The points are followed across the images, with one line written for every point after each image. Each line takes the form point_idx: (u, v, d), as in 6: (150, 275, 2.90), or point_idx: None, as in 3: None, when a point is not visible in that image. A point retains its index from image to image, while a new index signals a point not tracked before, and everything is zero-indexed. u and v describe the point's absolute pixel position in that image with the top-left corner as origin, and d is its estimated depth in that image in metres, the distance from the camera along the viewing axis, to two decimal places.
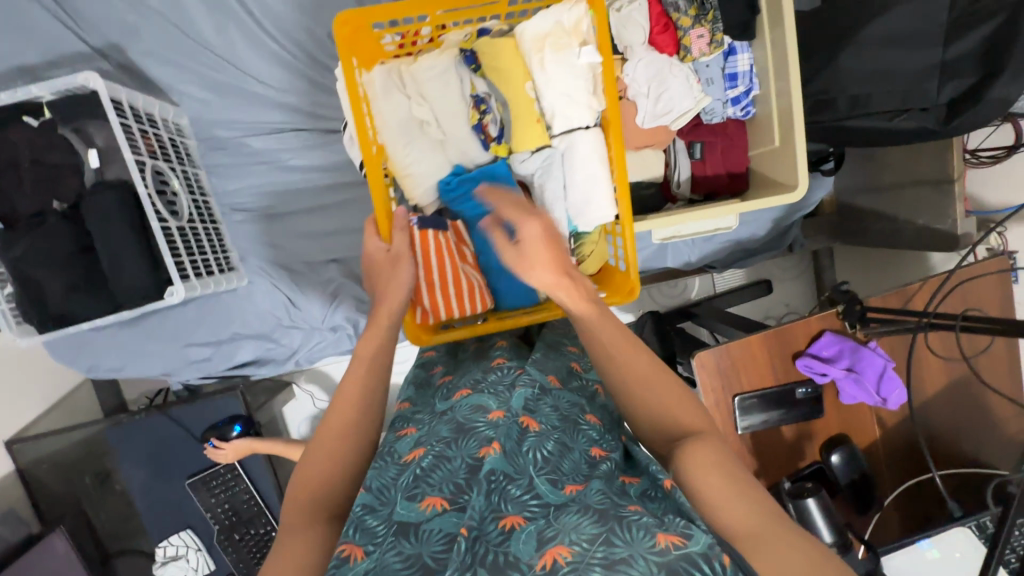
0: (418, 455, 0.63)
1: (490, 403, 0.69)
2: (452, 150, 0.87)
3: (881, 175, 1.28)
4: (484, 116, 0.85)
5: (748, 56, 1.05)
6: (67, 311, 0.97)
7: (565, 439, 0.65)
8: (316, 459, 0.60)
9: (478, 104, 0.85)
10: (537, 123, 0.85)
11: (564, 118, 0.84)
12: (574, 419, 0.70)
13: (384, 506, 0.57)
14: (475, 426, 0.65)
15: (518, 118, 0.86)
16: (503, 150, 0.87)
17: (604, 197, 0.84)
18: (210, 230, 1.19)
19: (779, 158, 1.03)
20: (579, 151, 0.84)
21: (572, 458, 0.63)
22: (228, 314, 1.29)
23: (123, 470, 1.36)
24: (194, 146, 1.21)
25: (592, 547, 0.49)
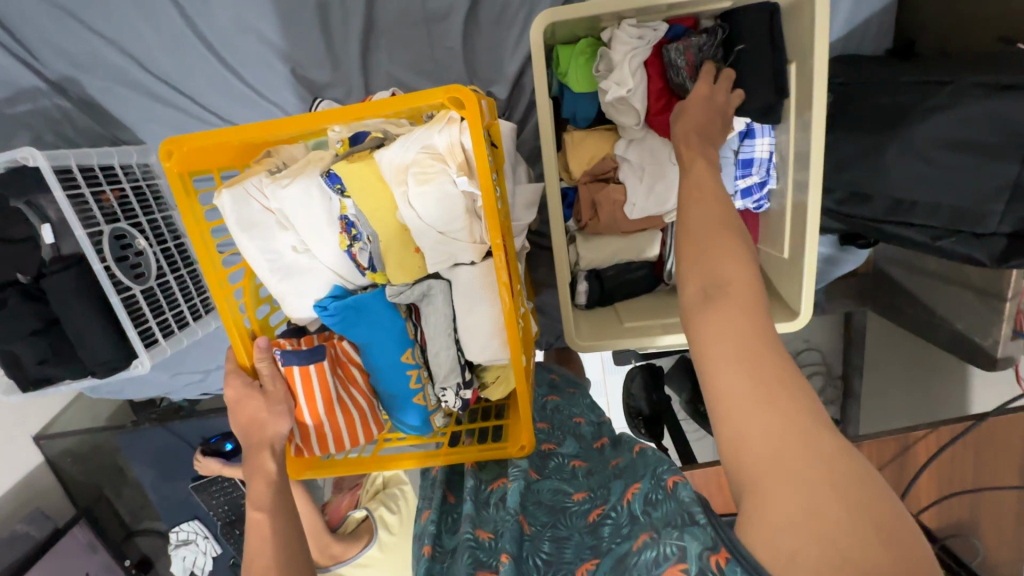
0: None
1: (475, 510, 0.67)
2: (327, 273, 0.67)
3: (925, 258, 1.09)
4: (354, 245, 0.63)
5: (770, 141, 0.86)
6: (44, 377, 1.01)
7: (559, 532, 0.63)
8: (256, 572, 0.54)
9: (348, 227, 0.63)
10: (414, 254, 0.63)
11: (442, 257, 0.61)
12: (559, 504, 0.68)
13: None
14: (464, 543, 0.62)
15: (389, 252, 0.62)
16: (383, 278, 0.67)
17: (490, 336, 0.65)
18: (186, 276, 1.17)
19: (785, 271, 0.89)
20: (461, 287, 0.64)
21: (573, 545, 0.61)
22: (214, 346, 1.32)
23: (135, 467, 1.50)
24: (165, 186, 1.16)
25: None
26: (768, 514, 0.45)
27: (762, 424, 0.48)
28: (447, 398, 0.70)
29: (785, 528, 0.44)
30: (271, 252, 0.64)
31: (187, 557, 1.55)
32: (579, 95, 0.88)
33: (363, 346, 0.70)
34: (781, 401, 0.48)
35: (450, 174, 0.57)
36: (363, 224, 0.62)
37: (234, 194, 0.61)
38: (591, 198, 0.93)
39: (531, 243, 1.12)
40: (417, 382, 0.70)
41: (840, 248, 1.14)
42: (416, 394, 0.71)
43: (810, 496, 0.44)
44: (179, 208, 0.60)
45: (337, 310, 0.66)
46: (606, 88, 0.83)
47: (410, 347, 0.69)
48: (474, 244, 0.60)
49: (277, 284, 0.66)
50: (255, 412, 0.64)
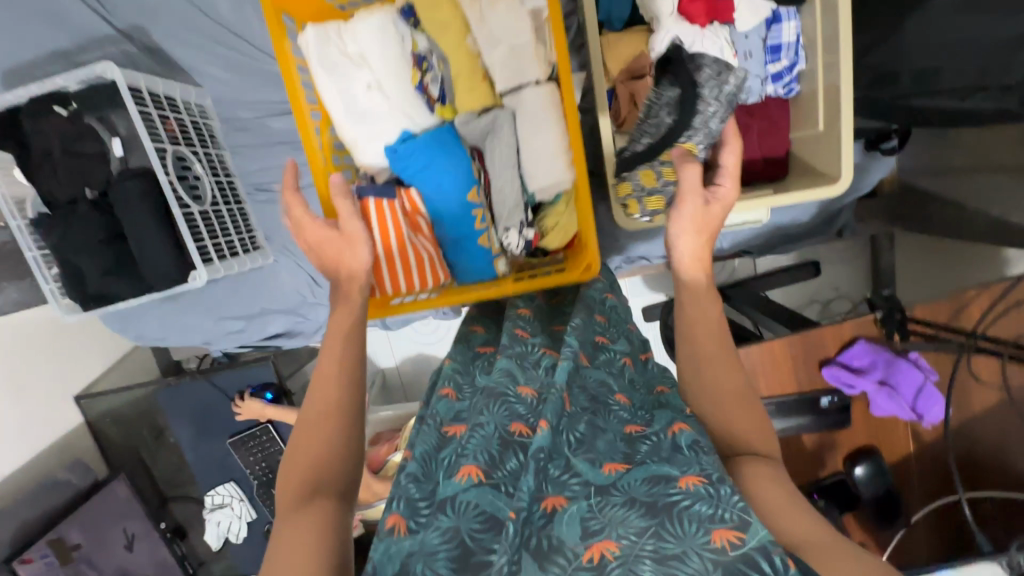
0: (458, 431, 0.64)
1: (520, 366, 0.66)
2: (396, 113, 0.75)
3: (953, 156, 1.12)
4: (425, 75, 0.74)
5: (796, 24, 0.92)
6: (104, 292, 1.04)
7: (599, 420, 0.61)
8: (304, 442, 0.59)
9: (421, 63, 0.74)
10: (482, 81, 0.74)
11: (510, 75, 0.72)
12: (604, 399, 0.64)
13: (428, 478, 0.59)
14: (507, 396, 0.62)
15: (460, 75, 0.73)
16: (450, 112, 0.77)
17: (556, 158, 0.74)
18: (234, 211, 1.22)
19: (822, 144, 0.92)
20: (528, 110, 0.73)
21: (608, 437, 0.59)
22: (258, 289, 1.35)
23: (173, 426, 1.50)
24: (218, 127, 1.23)
25: (640, 539, 0.48)
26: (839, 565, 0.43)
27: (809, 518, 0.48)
28: (511, 240, 0.78)
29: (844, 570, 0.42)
30: (348, 87, 0.72)
31: (221, 522, 1.52)
32: None
33: (429, 189, 0.78)
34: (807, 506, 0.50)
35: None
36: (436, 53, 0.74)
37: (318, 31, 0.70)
38: (630, 91, 0.98)
39: None
40: (481, 222, 0.78)
41: (868, 155, 1.17)
42: (481, 234, 0.78)
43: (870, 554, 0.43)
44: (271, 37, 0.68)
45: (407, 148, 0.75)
46: None
47: (475, 186, 0.77)
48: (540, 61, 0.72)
49: (349, 126, 0.74)
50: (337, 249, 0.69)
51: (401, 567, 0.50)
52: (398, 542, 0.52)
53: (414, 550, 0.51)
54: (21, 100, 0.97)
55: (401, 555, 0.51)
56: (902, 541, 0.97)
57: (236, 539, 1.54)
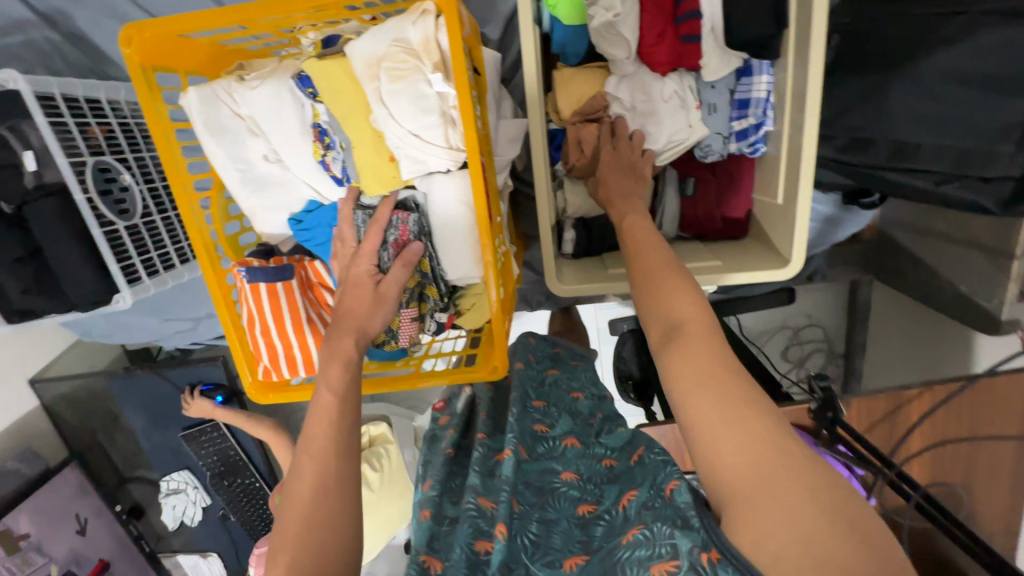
0: (433, 564, 0.56)
1: (480, 483, 0.62)
2: (297, 185, 0.66)
3: (932, 218, 1.04)
4: (326, 153, 0.63)
5: (768, 78, 0.82)
6: (29, 308, 1.01)
7: (548, 515, 0.59)
8: (296, 492, 0.50)
9: (321, 135, 0.62)
10: (391, 162, 0.62)
11: (415, 162, 0.60)
12: (548, 484, 0.63)
13: None
14: (465, 511, 0.59)
15: (362, 156, 0.61)
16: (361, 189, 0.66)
17: (465, 250, 0.66)
18: (173, 220, 1.16)
19: (777, 217, 0.85)
20: (440, 199, 0.63)
21: (565, 524, 0.58)
22: (204, 293, 1.32)
23: (128, 414, 1.51)
24: (155, 126, 1.15)
25: None
26: (754, 522, 0.44)
27: (743, 441, 0.48)
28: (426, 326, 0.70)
29: (767, 528, 0.43)
30: (240, 161, 0.63)
31: (177, 506, 1.57)
32: (570, 27, 0.82)
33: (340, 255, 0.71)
34: (749, 414, 0.49)
35: (424, 72, 0.55)
36: (337, 130, 0.61)
37: (201, 94, 0.60)
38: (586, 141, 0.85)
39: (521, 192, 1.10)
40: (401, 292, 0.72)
41: (843, 208, 1.10)
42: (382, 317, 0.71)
43: (793, 493, 0.44)
44: (142, 105, 0.58)
45: (312, 223, 0.67)
46: (594, 14, 0.79)
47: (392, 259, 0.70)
48: (450, 151, 0.58)
49: (246, 197, 0.65)
50: (357, 301, 0.61)
51: None
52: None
53: None
54: None
55: None
56: None
57: (191, 522, 1.59)
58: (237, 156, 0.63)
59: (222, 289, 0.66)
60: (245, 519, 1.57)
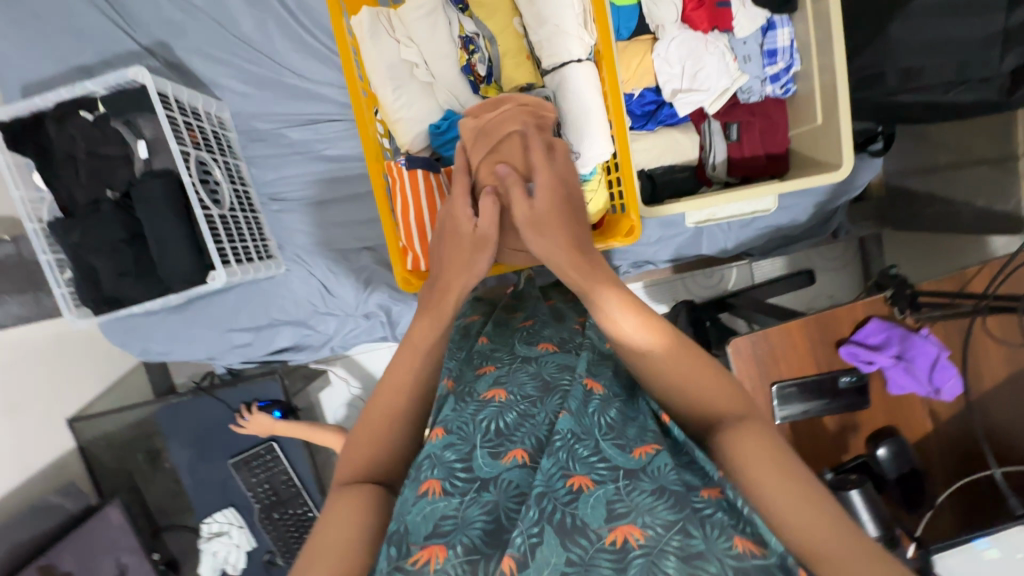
0: (497, 395, 0.66)
1: (572, 361, 0.72)
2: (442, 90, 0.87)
3: (935, 155, 1.20)
4: (472, 56, 0.85)
5: (790, 31, 1.00)
6: (119, 294, 1.03)
7: (627, 408, 0.64)
8: (362, 445, 0.59)
9: (467, 44, 0.85)
10: (526, 61, 0.87)
11: (551, 54, 0.83)
12: (635, 390, 0.68)
13: (464, 442, 0.61)
14: (560, 384, 0.67)
15: (506, 56, 0.87)
16: (493, 91, 0.89)
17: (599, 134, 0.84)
18: (250, 220, 1.23)
19: (822, 135, 0.98)
20: (572, 84, 0.83)
21: (636, 424, 0.62)
22: (268, 300, 1.34)
23: (172, 448, 1.43)
24: (235, 138, 1.26)
25: (666, 533, 0.49)
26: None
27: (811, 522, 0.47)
28: None
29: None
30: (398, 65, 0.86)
31: (218, 552, 1.43)
32: (620, 7, 1.02)
33: None
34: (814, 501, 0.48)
35: None
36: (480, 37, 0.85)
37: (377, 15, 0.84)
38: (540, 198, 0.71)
39: None
40: None
41: (856, 157, 1.26)
42: None
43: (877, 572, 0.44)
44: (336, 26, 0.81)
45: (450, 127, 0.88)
46: None
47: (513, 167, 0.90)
48: (581, 39, 0.82)
49: (394, 99, 0.87)
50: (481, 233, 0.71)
51: (433, 529, 0.52)
52: (434, 502, 0.54)
53: (452, 516, 0.53)
54: (49, 104, 0.99)
55: (434, 518, 0.53)
56: (928, 520, 0.96)
57: (233, 571, 1.45)
58: (396, 62, 0.86)
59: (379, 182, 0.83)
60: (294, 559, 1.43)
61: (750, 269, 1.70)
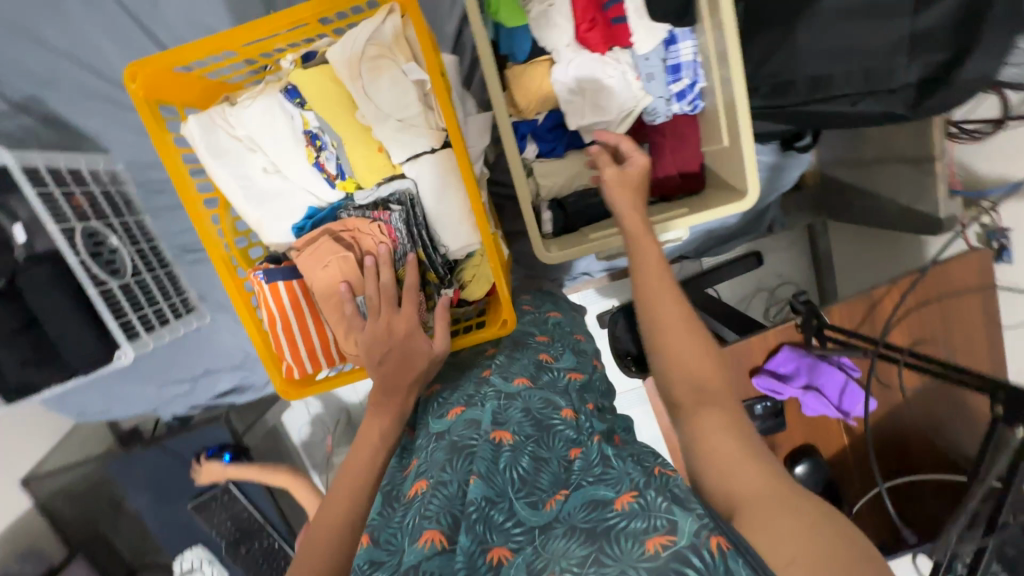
0: (420, 486, 0.60)
1: (481, 413, 0.67)
2: (300, 193, 0.72)
3: (861, 148, 1.17)
4: (320, 155, 0.69)
5: (692, 43, 0.94)
6: (27, 381, 1.00)
7: (540, 446, 0.62)
8: (321, 534, 0.59)
9: (312, 139, 0.69)
10: (380, 153, 0.69)
11: (401, 145, 0.67)
12: (548, 419, 0.65)
13: (390, 556, 0.55)
14: (470, 444, 0.63)
15: (355, 152, 0.68)
16: (353, 186, 0.72)
17: (460, 222, 0.71)
18: (162, 277, 1.19)
19: (728, 158, 0.94)
20: (427, 178, 0.69)
21: (552, 468, 0.59)
22: (199, 350, 1.32)
23: (131, 496, 1.45)
24: (135, 192, 1.19)
25: (582, 570, 0.47)
26: (766, 526, 0.48)
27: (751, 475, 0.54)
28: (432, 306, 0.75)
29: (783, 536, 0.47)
30: (244, 178, 0.69)
31: None
32: (514, 29, 0.95)
33: None
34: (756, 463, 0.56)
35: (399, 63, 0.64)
36: (326, 132, 0.68)
37: (201, 121, 0.66)
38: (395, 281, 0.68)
39: (493, 191, 1.18)
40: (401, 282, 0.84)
41: (783, 154, 1.21)
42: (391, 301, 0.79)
43: (802, 515, 0.48)
44: (154, 137, 0.64)
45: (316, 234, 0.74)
46: (534, 8, 0.94)
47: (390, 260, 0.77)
48: (433, 130, 0.67)
49: (253, 210, 0.70)
50: (392, 329, 0.66)
51: None
52: None
53: None
54: None
55: None
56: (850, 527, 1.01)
57: None
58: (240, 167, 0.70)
59: (241, 294, 0.70)
60: None
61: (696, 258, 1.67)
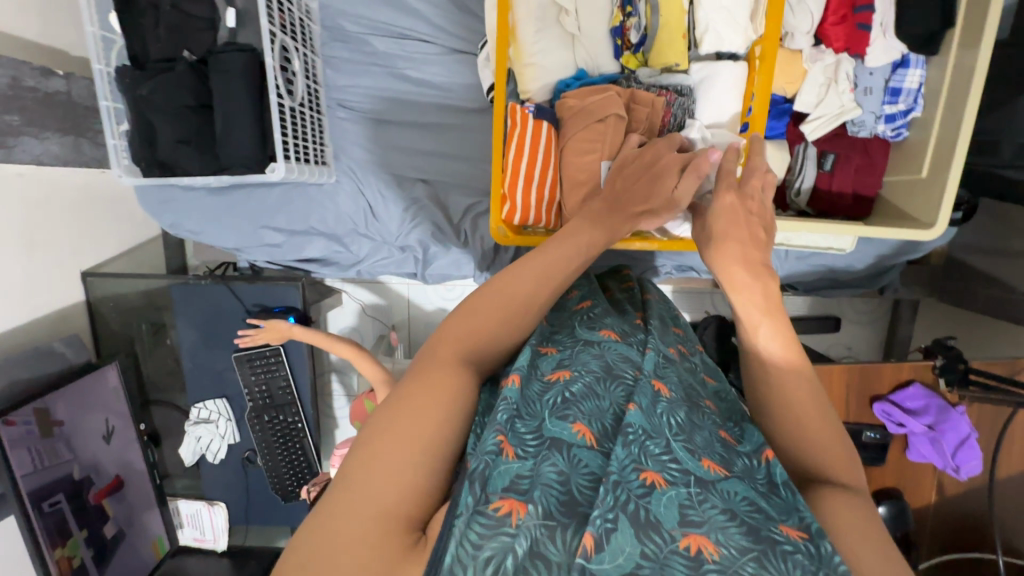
0: (562, 375, 0.62)
1: (636, 354, 0.68)
2: (586, 49, 0.99)
3: (1010, 238, 1.19)
4: (627, 20, 0.97)
5: (921, 73, 0.96)
6: (173, 160, 1.00)
7: (694, 413, 0.61)
8: (473, 323, 0.60)
9: (626, 6, 0.97)
10: (681, 40, 0.96)
11: (714, 38, 0.96)
12: (698, 397, 0.65)
13: (532, 417, 0.57)
14: (623, 372, 0.64)
15: (663, 31, 0.97)
16: (637, 60, 1.01)
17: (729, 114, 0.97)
18: (315, 120, 1.18)
19: (921, 191, 0.96)
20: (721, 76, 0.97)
21: (705, 433, 0.59)
22: (308, 207, 1.30)
23: (178, 326, 1.42)
24: (318, 32, 1.19)
25: (740, 558, 0.47)
26: None
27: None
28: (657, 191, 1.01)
29: None
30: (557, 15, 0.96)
31: (202, 438, 1.45)
32: None
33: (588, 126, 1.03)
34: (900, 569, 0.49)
35: None
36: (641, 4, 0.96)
37: None
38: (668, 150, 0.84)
39: None
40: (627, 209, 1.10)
41: None
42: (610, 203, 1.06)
43: None
44: None
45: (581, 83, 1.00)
46: None
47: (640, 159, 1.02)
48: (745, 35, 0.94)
49: (542, 43, 0.97)
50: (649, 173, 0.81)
51: (509, 485, 0.49)
52: (507, 463, 0.51)
53: (527, 478, 0.50)
54: None
55: (510, 476, 0.50)
56: None
57: (212, 459, 1.47)
58: (546, 5, 0.96)
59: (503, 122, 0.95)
60: (273, 462, 1.45)
61: (779, 301, 1.68)
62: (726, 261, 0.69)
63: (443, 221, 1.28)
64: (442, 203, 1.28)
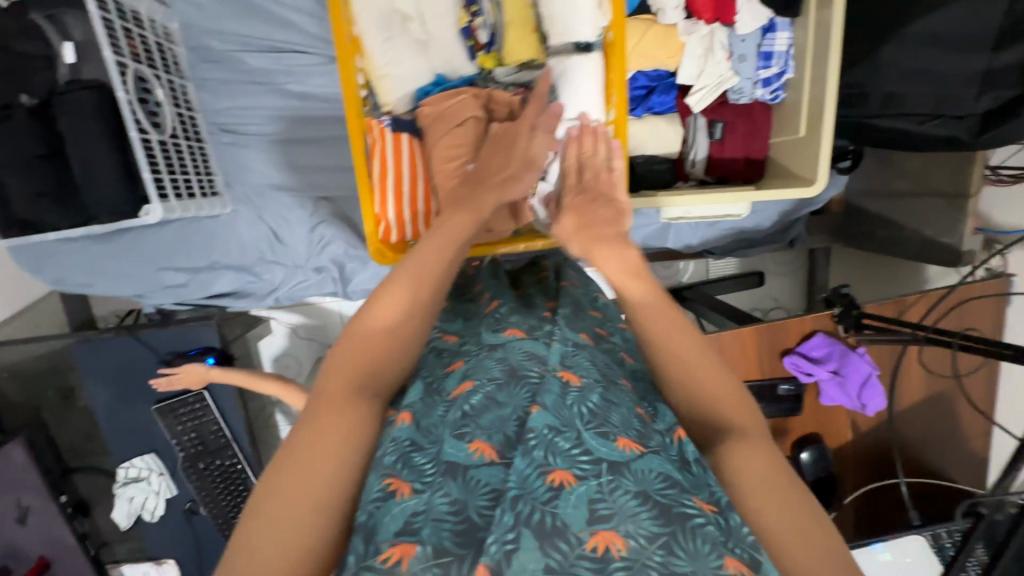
0: (465, 388, 0.61)
1: (543, 349, 0.65)
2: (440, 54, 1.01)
3: (895, 180, 1.26)
4: (473, 20, 0.98)
5: (788, 36, 0.99)
6: (33, 217, 0.92)
7: (608, 394, 0.58)
8: (359, 344, 0.59)
9: (469, 6, 0.98)
10: (530, 34, 0.98)
11: (561, 31, 0.94)
12: (614, 376, 0.63)
13: (432, 444, 0.56)
14: (528, 372, 0.61)
15: (510, 28, 0.97)
16: (492, 60, 1.01)
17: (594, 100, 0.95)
18: (195, 149, 1.11)
19: (803, 147, 0.99)
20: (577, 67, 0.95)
21: (622, 410, 0.57)
22: (208, 242, 1.23)
23: (87, 386, 1.32)
24: (183, 55, 1.11)
25: (649, 546, 0.45)
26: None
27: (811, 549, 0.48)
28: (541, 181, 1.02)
29: None
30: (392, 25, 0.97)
31: (135, 498, 1.36)
32: None
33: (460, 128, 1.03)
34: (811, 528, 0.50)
35: None
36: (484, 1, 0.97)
37: None
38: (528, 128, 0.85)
39: None
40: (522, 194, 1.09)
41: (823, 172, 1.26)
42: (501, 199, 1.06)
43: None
44: None
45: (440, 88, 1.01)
46: None
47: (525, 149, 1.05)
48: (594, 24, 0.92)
49: (388, 55, 0.97)
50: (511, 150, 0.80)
51: (403, 526, 0.47)
52: (401, 501, 0.49)
53: (419, 513, 0.48)
54: None
55: (405, 516, 0.48)
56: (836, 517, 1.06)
57: (150, 517, 1.39)
58: (386, 15, 0.96)
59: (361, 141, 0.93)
60: (218, 509, 1.39)
61: (705, 265, 1.73)
62: (593, 241, 0.74)
63: (353, 236, 1.23)
64: (350, 217, 1.24)
